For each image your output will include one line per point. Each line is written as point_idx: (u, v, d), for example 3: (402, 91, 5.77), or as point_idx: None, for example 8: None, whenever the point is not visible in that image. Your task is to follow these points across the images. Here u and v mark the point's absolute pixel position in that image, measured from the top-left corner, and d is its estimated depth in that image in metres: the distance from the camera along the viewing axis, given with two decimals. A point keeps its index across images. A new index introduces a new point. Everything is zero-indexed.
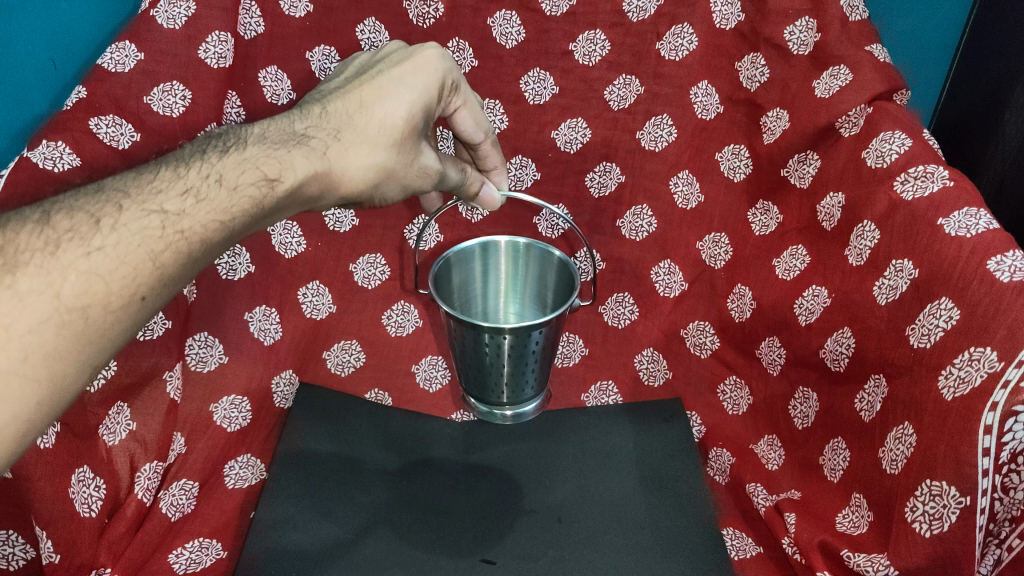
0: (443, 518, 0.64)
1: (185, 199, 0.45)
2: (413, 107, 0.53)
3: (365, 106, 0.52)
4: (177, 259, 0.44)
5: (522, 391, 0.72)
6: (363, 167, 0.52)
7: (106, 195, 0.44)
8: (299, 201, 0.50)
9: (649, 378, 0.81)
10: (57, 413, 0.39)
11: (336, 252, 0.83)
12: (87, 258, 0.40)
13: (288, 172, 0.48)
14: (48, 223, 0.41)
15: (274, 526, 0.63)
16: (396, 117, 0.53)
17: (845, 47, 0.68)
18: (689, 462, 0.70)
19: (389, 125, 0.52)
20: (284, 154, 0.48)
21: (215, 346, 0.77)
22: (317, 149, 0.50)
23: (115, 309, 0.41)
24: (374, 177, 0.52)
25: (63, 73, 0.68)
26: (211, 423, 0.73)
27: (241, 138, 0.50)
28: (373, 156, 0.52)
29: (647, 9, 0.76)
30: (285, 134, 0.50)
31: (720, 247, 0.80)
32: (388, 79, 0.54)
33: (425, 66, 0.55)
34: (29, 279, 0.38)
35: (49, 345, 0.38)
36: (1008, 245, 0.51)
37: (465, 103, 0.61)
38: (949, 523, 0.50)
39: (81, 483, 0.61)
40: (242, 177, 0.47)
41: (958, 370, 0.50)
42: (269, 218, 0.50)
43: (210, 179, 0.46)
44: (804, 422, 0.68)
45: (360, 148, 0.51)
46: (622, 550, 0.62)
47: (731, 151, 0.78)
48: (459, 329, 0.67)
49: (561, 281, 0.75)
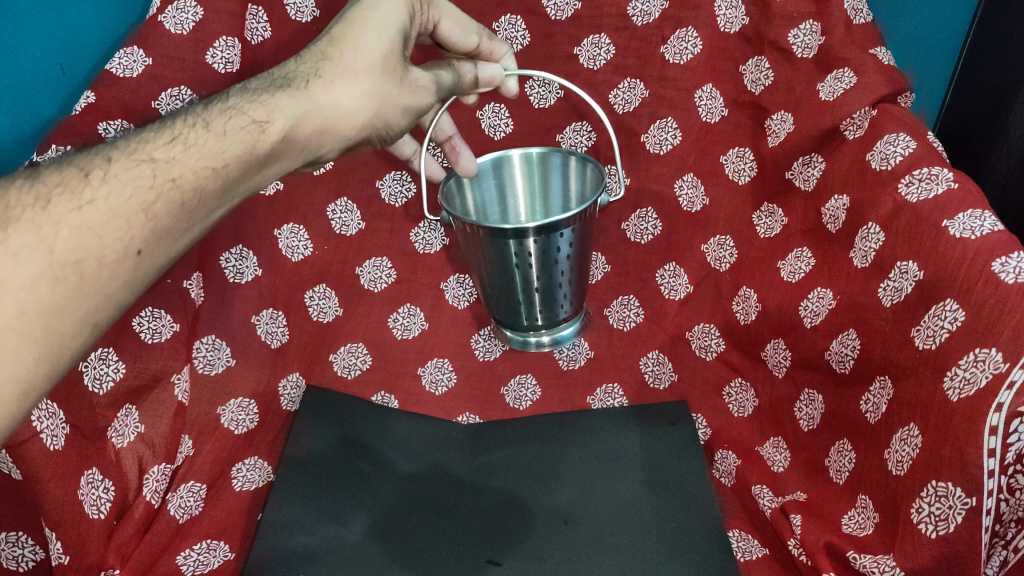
0: (452, 519, 0.65)
1: (174, 147, 0.45)
2: (385, 27, 0.53)
3: (339, 37, 0.52)
4: (170, 209, 0.44)
5: (552, 305, 0.74)
6: (354, 98, 0.51)
7: (96, 151, 0.45)
8: (296, 147, 0.50)
9: (654, 381, 0.80)
10: (56, 374, 0.40)
11: (342, 256, 0.84)
12: (78, 212, 0.41)
13: (276, 113, 0.48)
14: (38, 179, 0.42)
15: (281, 529, 0.64)
16: (372, 41, 0.52)
17: (851, 50, 0.68)
18: (694, 463, 0.70)
19: (364, 47, 0.51)
20: (268, 98, 0.49)
21: (223, 349, 0.77)
22: (300, 87, 0.50)
23: (107, 264, 0.41)
24: (366, 107, 0.52)
25: (71, 79, 0.68)
26: (219, 426, 0.74)
27: (226, 93, 0.50)
28: (361, 84, 0.51)
29: (652, 12, 0.77)
30: (267, 82, 0.50)
31: (725, 250, 0.80)
32: (356, 9, 0.53)
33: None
34: (21, 235, 0.39)
35: (45, 301, 0.38)
36: (1013, 246, 0.51)
37: (444, 15, 0.61)
38: (954, 523, 0.50)
39: (91, 484, 0.62)
40: (230, 123, 0.47)
41: (963, 371, 0.50)
42: (268, 168, 0.50)
43: (198, 128, 0.47)
44: (810, 424, 0.68)
45: (343, 77, 0.51)
46: (628, 551, 0.62)
47: (736, 154, 0.79)
48: (485, 248, 0.67)
49: (579, 181, 0.75)
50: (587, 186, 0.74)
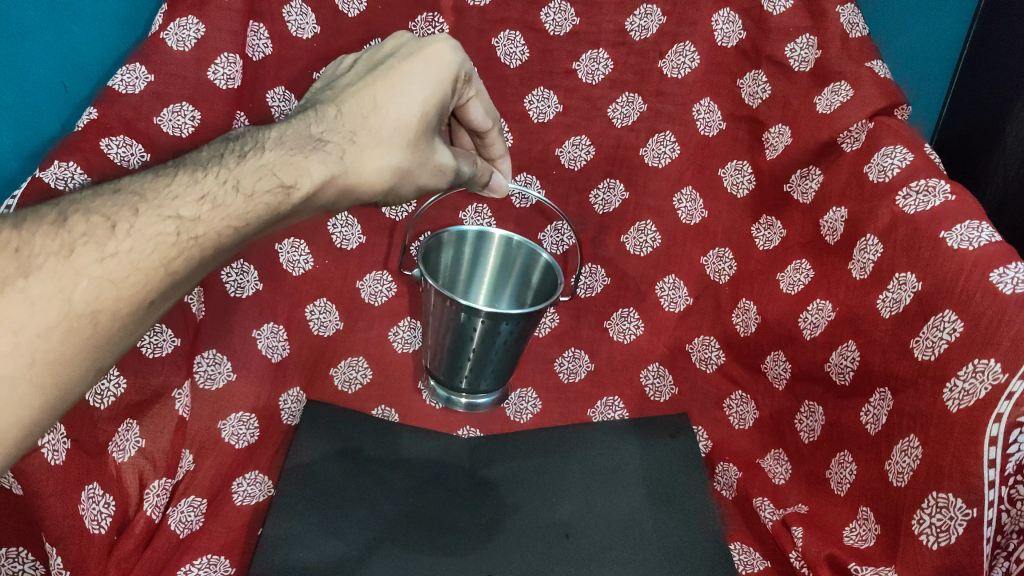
0: (451, 535, 0.65)
1: (202, 205, 0.44)
2: (425, 106, 0.53)
3: (378, 106, 0.52)
4: (189, 265, 0.43)
5: (483, 379, 0.73)
6: (380, 169, 0.51)
7: (122, 198, 0.44)
8: (315, 206, 0.49)
9: (656, 395, 0.81)
10: (56, 418, 0.40)
11: (343, 270, 0.85)
12: (101, 264, 0.40)
13: (305, 178, 0.47)
14: (63, 225, 0.41)
15: (281, 544, 0.63)
16: (408, 116, 0.52)
17: (846, 64, 0.69)
18: (696, 475, 0.71)
19: (402, 124, 0.51)
20: (300, 160, 0.47)
21: (223, 363, 0.77)
22: (333, 152, 0.49)
23: (122, 314, 0.41)
24: (391, 179, 0.52)
25: (74, 96, 0.69)
26: (219, 440, 0.73)
27: (259, 142, 0.49)
28: (390, 158, 0.51)
29: (649, 28, 0.78)
30: (302, 138, 0.49)
31: (724, 262, 0.80)
32: (400, 76, 0.53)
33: (436, 63, 0.55)
34: (41, 284, 0.38)
35: (56, 351, 0.38)
36: (1011, 257, 0.52)
37: (475, 95, 0.61)
38: (956, 535, 0.49)
39: (91, 499, 0.61)
40: (259, 184, 0.46)
41: (963, 382, 0.50)
42: (282, 223, 0.49)
43: (227, 185, 0.45)
44: (810, 436, 0.67)
45: (376, 149, 0.50)
46: (629, 565, 0.63)
47: (735, 167, 0.79)
48: (438, 306, 0.68)
49: (543, 284, 0.78)
50: (547, 287, 0.77)
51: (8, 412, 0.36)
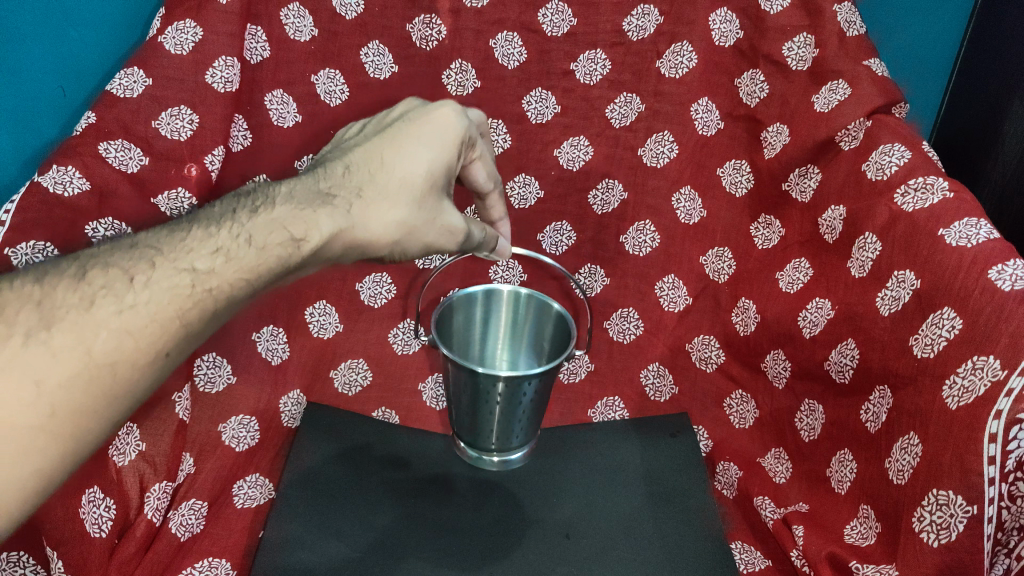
0: (454, 536, 0.65)
1: (215, 258, 0.44)
2: (435, 162, 0.51)
3: (387, 161, 0.50)
4: (203, 317, 0.43)
5: (514, 437, 0.69)
6: (386, 225, 0.49)
7: (140, 252, 0.44)
8: (324, 259, 0.48)
9: (657, 394, 0.82)
10: (76, 462, 0.40)
11: (342, 272, 0.83)
12: (118, 316, 0.40)
13: (313, 233, 0.46)
14: (84, 278, 0.42)
15: (282, 546, 0.63)
16: (416, 172, 0.50)
17: (843, 62, 0.69)
18: (696, 475, 0.71)
19: (411, 180, 0.50)
20: (308, 214, 0.46)
21: (223, 366, 0.77)
22: (340, 206, 0.48)
23: (141, 364, 0.41)
24: (399, 235, 0.50)
25: (72, 101, 0.70)
26: (219, 443, 0.73)
27: (270, 197, 0.48)
28: (396, 212, 0.49)
29: (648, 28, 0.78)
30: (311, 193, 0.48)
31: (723, 261, 0.80)
32: (408, 133, 0.52)
33: (445, 123, 0.53)
34: (63, 336, 0.39)
35: (77, 400, 0.38)
36: (1009, 254, 0.52)
37: (479, 156, 0.60)
38: (956, 532, 0.49)
39: (91, 503, 0.61)
40: (268, 238, 0.45)
41: (962, 379, 0.50)
42: (293, 275, 0.48)
43: (240, 239, 0.45)
44: (810, 434, 0.67)
45: (383, 204, 0.49)
46: (631, 564, 0.63)
47: (733, 166, 0.79)
48: (454, 372, 0.65)
49: (558, 335, 0.74)
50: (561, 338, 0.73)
51: (27, 459, 0.37)
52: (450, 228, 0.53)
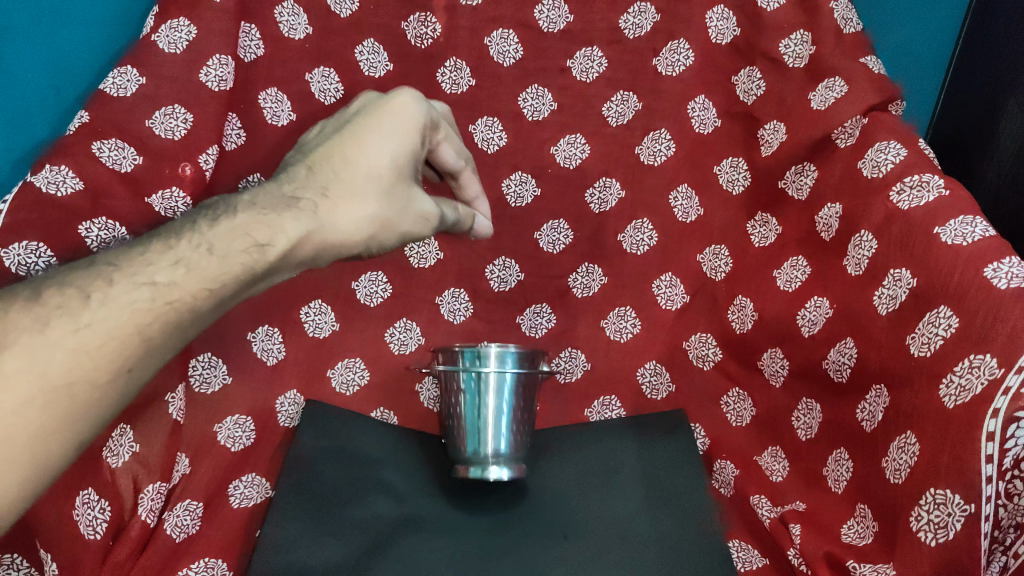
0: (449, 540, 0.65)
1: (177, 269, 0.45)
2: (396, 155, 0.52)
3: (348, 161, 0.52)
4: (165, 330, 0.44)
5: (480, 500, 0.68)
6: (353, 222, 0.50)
7: (98, 270, 0.45)
8: (293, 263, 0.50)
9: (652, 392, 0.80)
10: (40, 485, 0.40)
11: (338, 270, 0.82)
12: (76, 335, 0.41)
13: (277, 237, 0.47)
14: (40, 299, 0.42)
15: (276, 548, 0.63)
16: (378, 167, 0.51)
17: (839, 59, 0.69)
18: (694, 473, 0.70)
19: (374, 175, 0.51)
20: (272, 219, 0.48)
21: (218, 366, 0.75)
22: (305, 209, 0.49)
23: (102, 381, 0.41)
24: (367, 230, 0.51)
25: (63, 99, 0.68)
26: (215, 443, 0.73)
27: (232, 207, 0.50)
28: (364, 208, 0.51)
29: (644, 26, 0.78)
30: (275, 199, 0.50)
31: (720, 259, 0.80)
32: (368, 129, 0.53)
33: (401, 114, 0.54)
34: (18, 360, 0.39)
35: (36, 425, 0.38)
36: (1004, 252, 0.52)
37: (444, 137, 0.60)
38: (954, 531, 0.49)
39: (85, 505, 0.60)
40: (231, 246, 0.47)
41: (958, 377, 0.50)
42: (260, 281, 0.49)
43: (201, 250, 0.47)
44: (807, 433, 0.67)
45: (348, 202, 0.50)
46: (625, 568, 0.63)
47: (730, 164, 0.78)
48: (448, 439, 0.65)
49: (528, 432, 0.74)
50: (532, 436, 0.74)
51: None
52: (420, 216, 0.54)
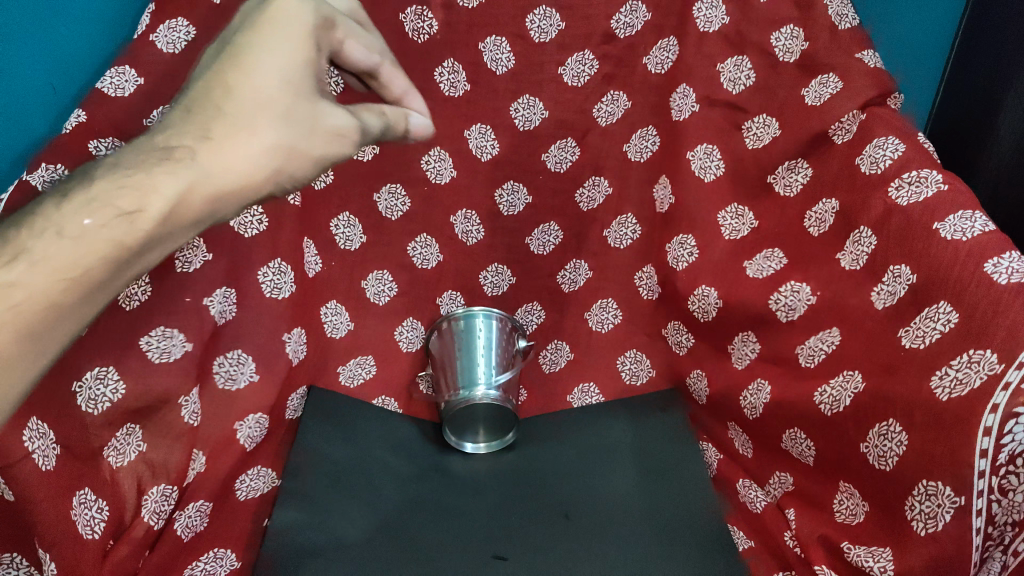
0: (456, 518, 0.67)
1: (16, 266, 0.38)
2: (285, 74, 0.44)
3: (225, 90, 0.43)
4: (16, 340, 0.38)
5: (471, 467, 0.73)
6: (246, 161, 0.43)
7: None
8: (178, 222, 0.43)
9: (631, 379, 0.83)
10: None
11: (348, 271, 0.79)
12: None
13: (149, 199, 0.41)
14: None
15: (295, 528, 0.66)
16: (263, 92, 0.43)
17: (836, 54, 0.68)
18: (687, 449, 0.74)
19: (259, 102, 0.43)
20: (142, 179, 0.41)
21: (248, 364, 0.70)
22: (182, 160, 0.42)
23: None
24: (264, 168, 0.44)
25: (62, 97, 0.68)
26: (233, 440, 0.69)
27: (90, 176, 0.42)
28: (257, 142, 0.43)
29: (635, 25, 0.77)
30: (146, 154, 0.42)
31: (687, 248, 0.79)
32: (246, 45, 0.44)
33: (285, 19, 0.45)
34: None
35: None
36: (1004, 246, 0.52)
37: (348, 33, 0.49)
38: (943, 522, 0.51)
39: (83, 504, 0.56)
40: (93, 219, 0.40)
41: (955, 371, 0.51)
42: (143, 255, 0.43)
43: (51, 233, 0.39)
44: (753, 412, 0.69)
45: (232, 141, 0.42)
46: (631, 537, 0.65)
47: (704, 151, 0.77)
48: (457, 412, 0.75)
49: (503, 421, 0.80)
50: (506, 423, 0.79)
51: None
52: (332, 134, 0.46)
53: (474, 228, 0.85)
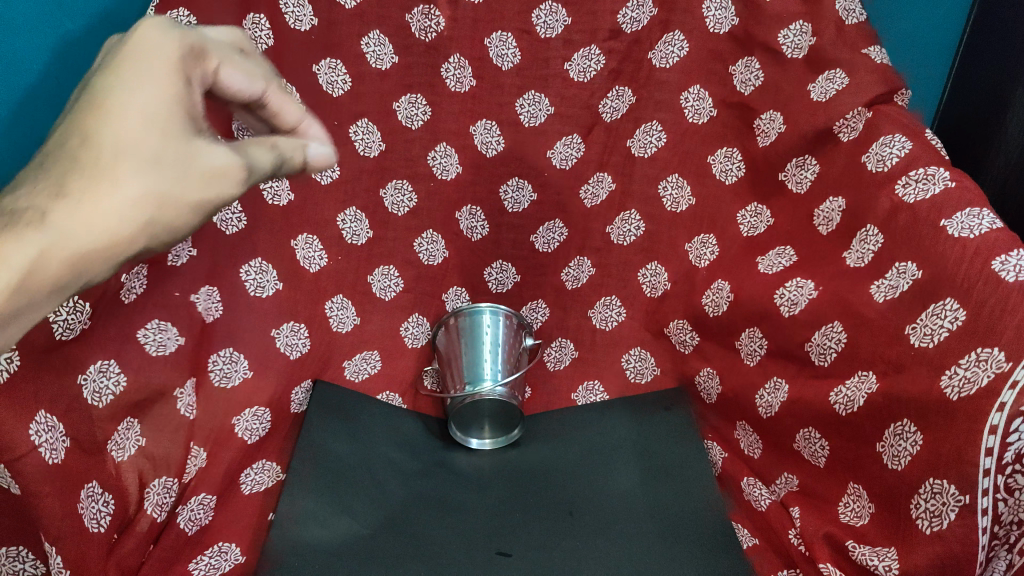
0: (459, 515, 0.67)
1: None
2: (153, 107, 0.35)
3: (79, 132, 0.34)
4: None
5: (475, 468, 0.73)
6: (108, 216, 0.33)
7: None
8: (30, 300, 0.33)
9: (637, 376, 0.82)
10: None
11: (355, 267, 0.80)
12: None
13: None
14: None
15: (296, 522, 0.65)
16: (127, 132, 0.34)
17: (841, 50, 0.68)
18: (691, 448, 0.74)
19: (123, 143, 0.34)
20: None
21: (240, 361, 0.71)
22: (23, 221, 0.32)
23: None
24: (134, 221, 0.34)
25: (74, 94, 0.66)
26: (232, 435, 0.70)
27: None
28: (120, 191, 0.34)
29: (641, 20, 0.77)
30: None
31: (706, 248, 0.79)
32: (105, 79, 0.35)
33: (148, 48, 0.37)
34: None
35: None
36: (1013, 244, 0.51)
37: (222, 58, 0.41)
38: (948, 520, 0.50)
39: (91, 498, 0.55)
40: None
41: (963, 369, 0.50)
42: None
43: None
44: (769, 411, 0.68)
45: (90, 193, 0.33)
46: (633, 536, 0.65)
47: (724, 154, 0.78)
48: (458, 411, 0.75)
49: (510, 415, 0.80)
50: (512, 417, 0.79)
51: None
52: (210, 174, 0.37)
53: (479, 223, 0.85)
